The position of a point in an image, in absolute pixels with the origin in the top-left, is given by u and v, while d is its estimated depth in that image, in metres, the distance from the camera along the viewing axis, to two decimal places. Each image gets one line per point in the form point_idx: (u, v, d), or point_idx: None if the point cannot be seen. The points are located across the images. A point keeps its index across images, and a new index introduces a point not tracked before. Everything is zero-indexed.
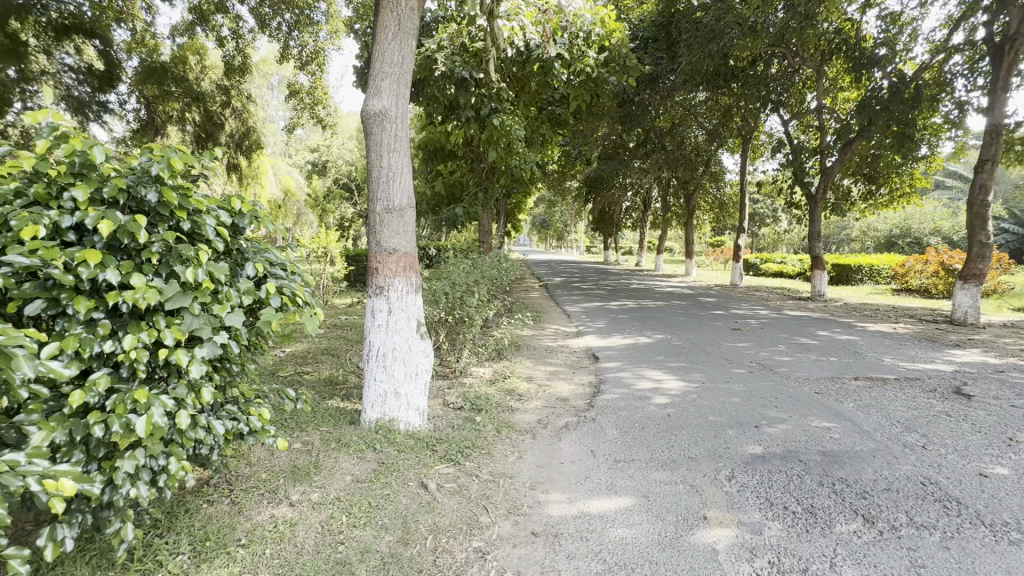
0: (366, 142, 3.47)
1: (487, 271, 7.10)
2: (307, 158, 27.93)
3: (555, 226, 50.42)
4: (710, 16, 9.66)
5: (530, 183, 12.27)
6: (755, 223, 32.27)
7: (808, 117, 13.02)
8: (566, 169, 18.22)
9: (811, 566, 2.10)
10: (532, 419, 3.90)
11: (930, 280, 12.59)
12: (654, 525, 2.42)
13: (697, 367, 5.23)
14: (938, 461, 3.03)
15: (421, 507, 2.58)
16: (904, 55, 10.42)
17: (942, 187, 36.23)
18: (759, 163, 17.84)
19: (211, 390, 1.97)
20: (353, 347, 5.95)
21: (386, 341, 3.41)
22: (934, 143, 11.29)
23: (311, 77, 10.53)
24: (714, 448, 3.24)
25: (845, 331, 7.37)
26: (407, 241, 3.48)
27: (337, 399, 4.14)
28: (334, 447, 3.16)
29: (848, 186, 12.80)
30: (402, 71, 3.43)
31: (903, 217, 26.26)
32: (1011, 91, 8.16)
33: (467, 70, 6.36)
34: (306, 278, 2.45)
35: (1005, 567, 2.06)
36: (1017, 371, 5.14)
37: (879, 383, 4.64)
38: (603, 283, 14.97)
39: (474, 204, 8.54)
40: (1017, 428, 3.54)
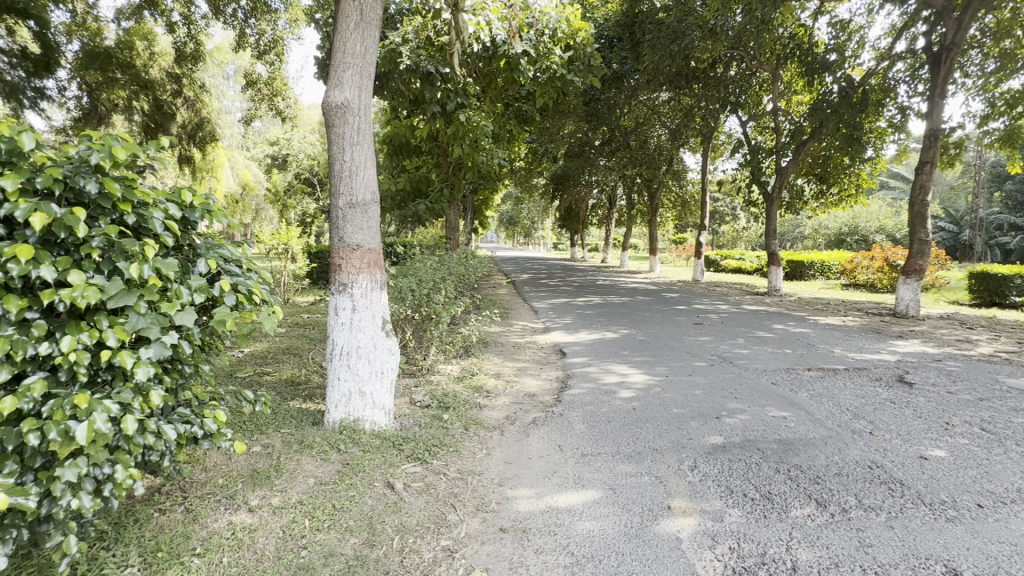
0: (327, 135, 3.37)
1: (454, 268, 7.05)
2: (265, 151, 26.92)
3: (523, 224, 50.66)
4: (671, 17, 9.92)
5: (497, 180, 12.24)
6: (715, 221, 33.38)
7: (764, 119, 13.54)
8: (533, 166, 18.28)
9: (769, 550, 2.18)
10: (500, 416, 3.90)
11: (876, 275, 13.31)
12: (620, 517, 2.46)
13: (661, 360, 5.35)
14: (884, 445, 3.20)
15: (388, 507, 2.54)
16: (852, 61, 10.95)
17: (887, 187, 38.48)
18: (718, 163, 18.41)
19: (161, 393, 1.86)
20: (317, 346, 5.78)
21: (350, 340, 3.33)
22: (878, 145, 11.93)
23: (269, 67, 10.16)
24: (678, 440, 3.32)
25: (799, 324, 7.71)
26: (372, 238, 3.40)
27: (299, 400, 4.01)
28: (296, 449, 3.06)
29: (801, 186, 13.31)
30: (364, 61, 3.34)
31: (851, 216, 27.77)
32: (948, 97, 8.69)
33: (433, 64, 6.25)
34: (263, 275, 2.34)
35: (943, 543, 2.20)
36: (952, 360, 5.51)
37: (830, 373, 4.87)
38: (569, 280, 15.12)
39: (440, 199, 8.43)
40: (953, 413, 3.79)
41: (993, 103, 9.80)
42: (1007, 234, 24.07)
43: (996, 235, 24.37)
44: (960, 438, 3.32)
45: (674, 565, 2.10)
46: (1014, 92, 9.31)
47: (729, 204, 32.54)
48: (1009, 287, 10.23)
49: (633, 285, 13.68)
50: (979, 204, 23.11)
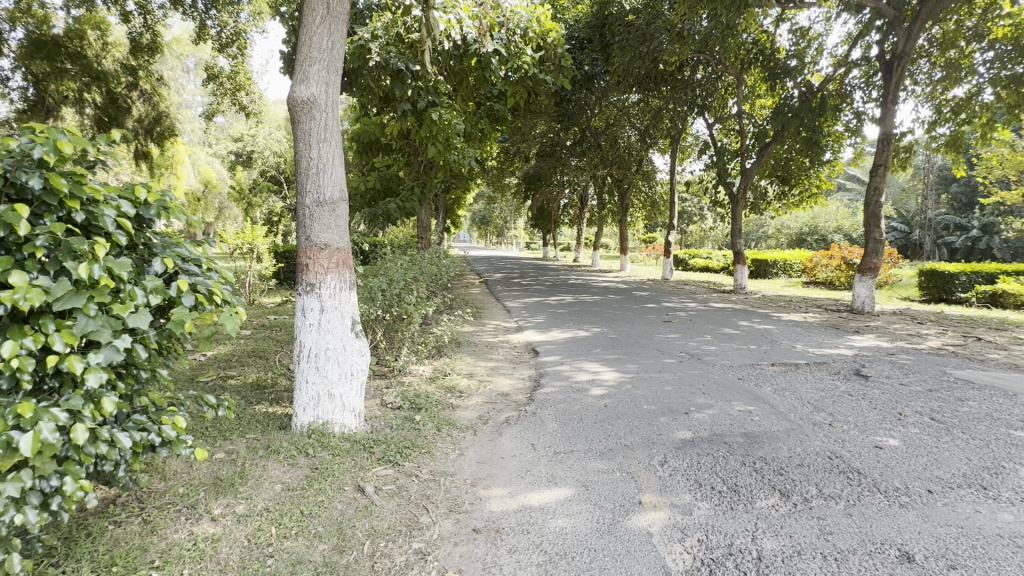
0: (293, 131, 3.27)
1: (425, 267, 6.98)
2: (228, 148, 26.04)
3: (495, 223, 50.69)
4: (641, 20, 10.09)
5: (468, 179, 12.17)
6: (683, 221, 34.17)
7: (729, 122, 13.93)
8: (506, 165, 18.30)
9: (736, 541, 2.24)
10: (473, 415, 3.88)
11: (835, 273, 13.86)
12: (592, 513, 2.48)
13: (632, 358, 5.43)
14: (842, 436, 3.34)
15: (359, 511, 2.49)
16: (812, 67, 11.37)
17: (844, 190, 40.38)
18: (686, 164, 18.83)
19: (115, 400, 1.77)
20: (284, 348, 5.63)
21: (318, 341, 3.25)
22: (836, 148, 12.43)
23: (232, 61, 9.83)
24: (648, 436, 3.38)
25: (763, 321, 7.98)
26: (341, 237, 3.32)
27: (265, 403, 3.89)
28: (261, 455, 2.97)
29: (764, 187, 13.75)
30: (331, 57, 3.27)
31: (811, 216, 28.94)
32: (899, 104, 9.12)
33: (403, 62, 6.16)
34: (224, 275, 2.26)
35: (897, 528, 2.31)
36: (903, 353, 5.81)
37: (792, 367, 5.05)
38: (542, 279, 15.19)
39: (411, 198, 8.32)
40: (905, 404, 3.99)
41: (940, 110, 10.34)
42: (953, 233, 25.56)
43: (943, 235, 25.85)
44: (911, 428, 3.50)
45: (646, 559, 2.13)
46: (958, 100, 9.85)
47: (696, 204, 33.36)
48: (954, 284, 10.85)
49: (604, 284, 13.87)
50: (927, 206, 24.43)
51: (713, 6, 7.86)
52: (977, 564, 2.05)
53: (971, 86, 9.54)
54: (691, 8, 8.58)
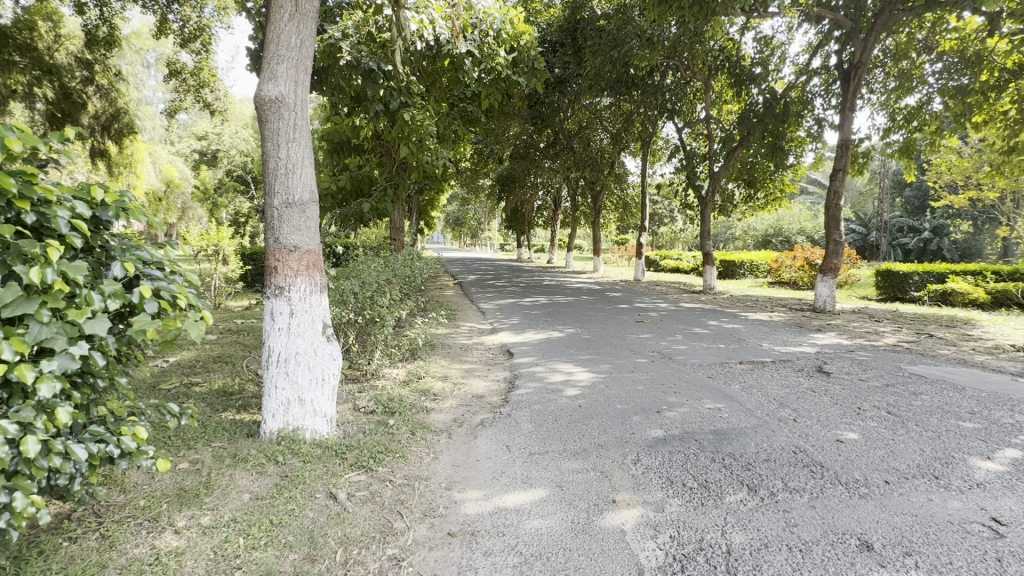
0: (261, 130, 3.19)
1: (399, 269, 6.91)
2: (192, 146, 25.18)
3: (469, 224, 50.55)
4: (612, 25, 10.27)
5: (442, 180, 12.10)
6: (655, 223, 34.85)
7: (697, 126, 14.27)
8: (479, 166, 18.31)
9: (706, 536, 2.29)
10: (447, 418, 3.86)
11: (798, 273, 14.36)
12: (567, 513, 2.50)
13: (605, 358, 5.50)
14: (806, 431, 3.46)
15: (330, 519, 2.44)
16: (775, 74, 11.77)
17: (806, 193, 42.00)
18: (657, 167, 19.19)
19: (70, 411, 1.69)
20: (251, 353, 5.49)
21: (288, 346, 3.18)
22: (799, 153, 12.88)
23: (195, 56, 9.52)
24: (622, 435, 3.43)
25: (731, 320, 8.21)
26: (311, 239, 3.25)
27: (231, 410, 3.78)
28: (228, 464, 2.88)
29: (731, 190, 14.13)
30: (301, 55, 3.20)
31: (776, 218, 29.95)
32: (856, 111, 9.52)
33: (375, 61, 6.09)
34: (189, 278, 2.18)
35: (857, 518, 2.41)
36: (861, 350, 6.07)
37: (758, 365, 5.20)
38: (516, 281, 15.20)
39: (384, 199, 8.17)
40: (864, 399, 4.16)
41: (893, 118, 10.84)
42: (906, 235, 26.87)
43: (898, 236, 27.16)
44: (869, 421, 3.66)
45: (619, 557, 2.16)
46: (910, 109, 10.35)
47: (666, 207, 34.08)
48: (909, 283, 11.42)
49: (578, 285, 13.97)
50: (882, 209, 25.61)
51: (682, 12, 8.06)
52: (930, 550, 2.16)
53: (922, 95, 10.05)
54: (660, 15, 8.78)
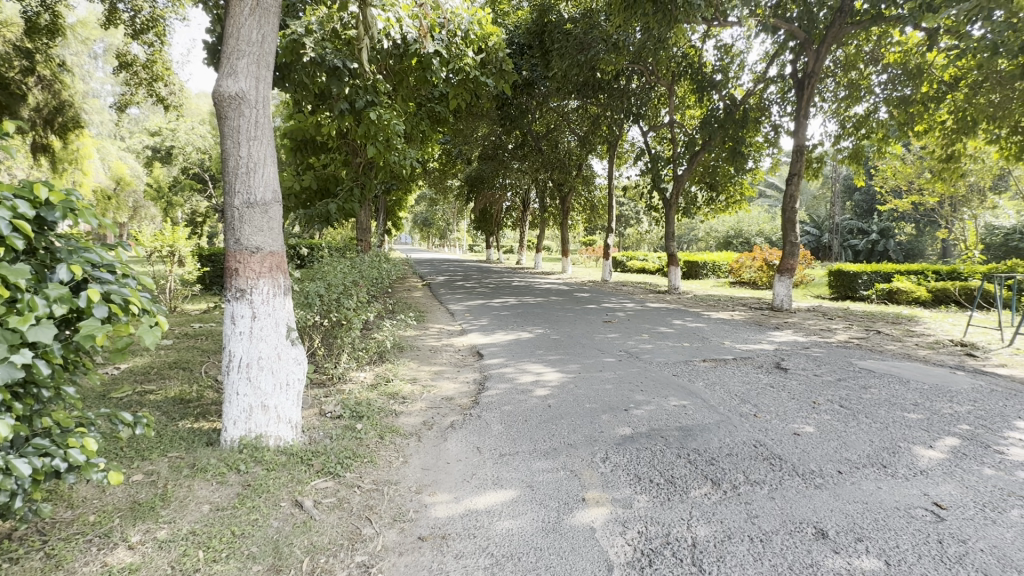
0: (220, 128, 3.08)
1: (366, 271, 6.79)
2: (144, 142, 24.02)
3: (437, 224, 50.11)
4: (579, 29, 10.40)
5: (410, 181, 11.95)
6: (621, 224, 35.53)
7: (661, 130, 14.63)
8: (447, 166, 18.21)
9: (672, 530, 2.35)
10: (416, 421, 3.81)
11: (757, 273, 14.92)
12: (538, 513, 2.52)
13: (574, 358, 5.56)
14: (765, 426, 3.60)
15: (296, 528, 2.38)
16: (735, 81, 12.18)
17: (764, 196, 43.71)
18: (623, 169, 19.54)
19: (11, 423, 1.58)
20: (210, 358, 5.28)
21: (249, 351, 3.08)
22: (757, 158, 13.37)
23: (148, 48, 9.09)
24: (590, 434, 3.47)
25: (695, 319, 8.44)
26: (274, 240, 3.16)
27: (189, 419, 3.62)
28: (186, 474, 2.76)
29: (694, 193, 14.53)
30: (262, 51, 3.11)
31: (736, 220, 31.02)
32: (810, 118, 9.97)
33: (340, 58, 5.98)
34: (142, 281, 2.07)
35: (813, 507, 2.53)
36: (816, 346, 6.36)
37: (721, 363, 5.37)
38: (485, 282, 15.14)
39: (350, 199, 8.01)
40: (819, 393, 4.36)
41: (843, 125, 11.41)
42: (857, 237, 28.30)
43: (848, 238, 28.57)
44: (824, 415, 3.84)
45: (589, 554, 2.20)
46: (859, 117, 10.93)
47: (632, 208, 34.81)
48: (858, 283, 12.06)
49: (547, 286, 14.04)
50: (834, 212, 26.90)
51: (646, 18, 8.24)
52: (879, 535, 2.29)
53: (869, 104, 10.62)
54: (626, 20, 8.95)
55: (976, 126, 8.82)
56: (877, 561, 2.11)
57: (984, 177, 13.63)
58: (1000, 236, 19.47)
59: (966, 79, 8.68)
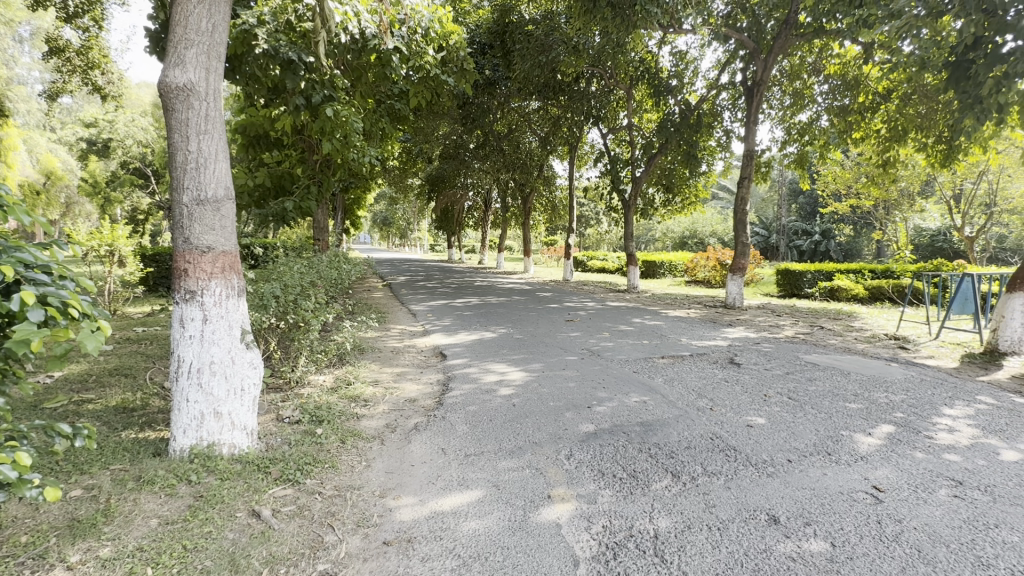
0: (166, 120, 2.92)
1: (325, 271, 6.61)
2: (78, 133, 22.42)
3: (398, 223, 49.32)
4: (539, 32, 10.50)
5: (370, 179, 11.72)
6: (582, 224, 36.17)
7: (620, 133, 14.94)
8: (408, 164, 17.97)
9: (635, 523, 2.42)
10: (379, 424, 3.74)
11: (711, 272, 15.50)
12: (504, 512, 2.53)
13: (537, 357, 5.60)
14: (721, 419, 3.75)
15: (254, 538, 2.29)
16: (689, 87, 12.59)
17: (717, 198, 45.51)
18: (583, 171, 19.86)
19: None
20: (156, 364, 5.00)
21: (201, 355, 2.93)
22: (711, 162, 13.89)
23: (83, 33, 8.49)
24: (555, 431, 3.51)
25: (653, 317, 8.69)
26: (227, 239, 3.03)
27: (133, 429, 3.41)
28: (131, 488, 2.60)
29: (652, 194, 14.92)
30: (212, 42, 2.98)
31: (691, 221, 32.16)
32: (759, 124, 10.42)
33: (295, 52, 5.75)
34: (82, 282, 1.94)
35: (767, 495, 2.66)
36: (766, 342, 6.69)
37: (678, 359, 5.55)
38: (447, 282, 15.02)
39: (307, 198, 7.78)
40: (770, 386, 4.59)
41: (789, 132, 12.04)
42: (802, 237, 29.91)
43: (794, 238, 30.17)
44: (774, 406, 4.04)
45: (555, 550, 2.22)
46: (802, 124, 11.57)
47: (592, 209, 35.39)
48: (803, 281, 12.76)
49: (509, 286, 14.08)
50: (781, 214, 28.33)
51: (605, 23, 8.40)
52: (826, 519, 2.43)
53: (812, 112, 11.26)
54: (586, 24, 9.11)
55: (906, 135, 9.47)
56: (824, 544, 2.24)
57: (914, 183, 14.69)
58: (926, 237, 21.09)
59: (897, 91, 9.33)
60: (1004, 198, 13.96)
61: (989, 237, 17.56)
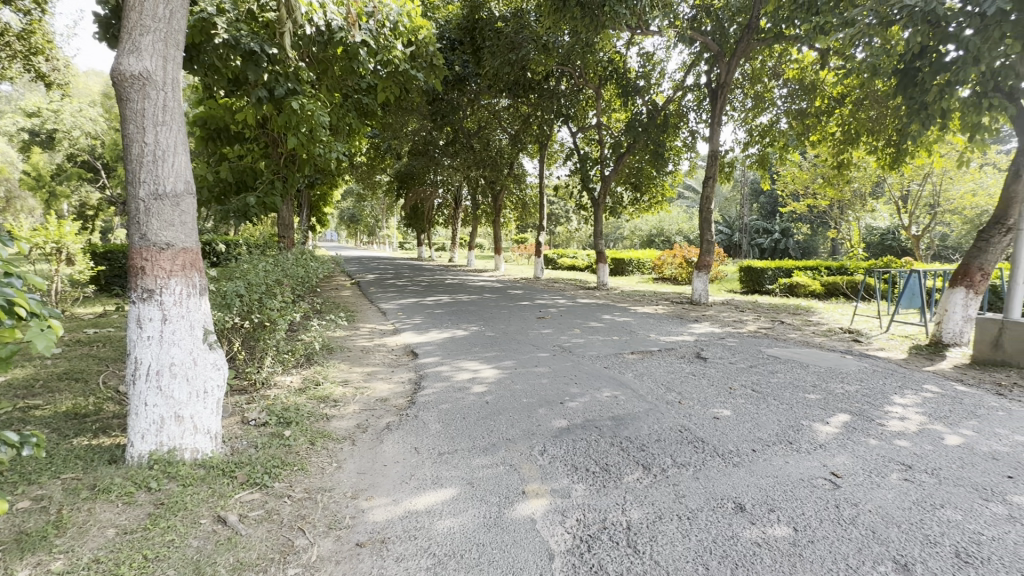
0: (120, 110, 2.78)
1: (290, 268, 6.44)
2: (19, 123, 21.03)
3: (365, 221, 48.44)
4: (509, 29, 10.53)
5: (337, 175, 11.49)
6: (552, 222, 36.47)
7: (589, 131, 15.09)
8: (376, 160, 17.68)
9: (608, 515, 2.46)
10: (350, 425, 3.67)
11: (678, 270, 15.87)
12: (479, 509, 2.53)
13: (509, 354, 5.61)
14: (689, 411, 3.85)
15: (220, 545, 2.21)
16: (656, 88, 12.84)
17: (683, 197, 46.63)
18: (553, 169, 19.99)
19: None
20: (110, 367, 4.75)
21: (160, 356, 2.81)
22: (677, 161, 14.19)
23: (23, 17, 7.97)
24: (528, 428, 3.53)
25: (622, 313, 8.84)
26: (187, 235, 2.90)
27: (86, 435, 3.24)
28: (85, 497, 2.47)
29: (620, 193, 15.14)
30: (170, 29, 2.85)
31: (658, 219, 32.90)
32: (723, 125, 10.71)
33: (257, 43, 5.53)
34: (29, 280, 1.81)
35: (734, 484, 2.75)
36: (730, 336, 6.91)
37: (648, 354, 5.67)
38: (418, 280, 14.85)
39: (271, 193, 7.54)
40: (735, 379, 4.74)
41: (751, 134, 12.45)
42: (763, 236, 31.02)
43: (756, 237, 31.25)
44: (739, 399, 4.18)
45: (531, 545, 2.24)
46: (763, 126, 11.99)
47: (562, 207, 35.66)
48: (764, 278, 13.24)
49: (480, 284, 14.05)
50: (744, 212, 29.31)
51: (574, 23, 8.46)
52: (788, 505, 2.54)
53: (772, 114, 11.66)
54: (555, 23, 9.17)
55: (859, 138, 9.93)
56: (787, 529, 2.33)
57: (866, 183, 15.43)
58: (877, 235, 22.22)
59: (849, 96, 9.74)
60: (947, 198, 14.81)
61: (933, 235, 18.64)
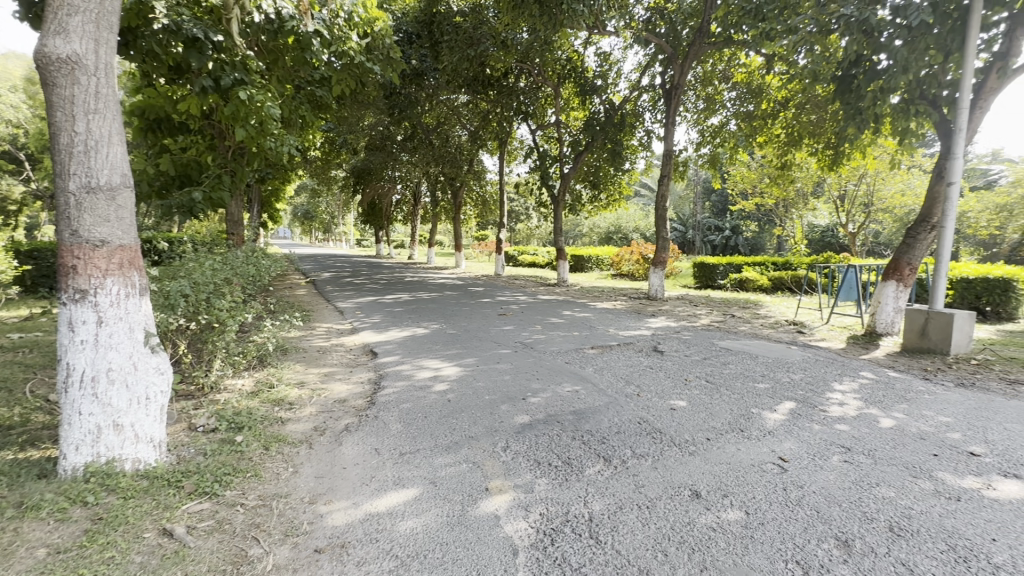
0: (45, 95, 2.56)
1: (240, 267, 6.14)
2: None
3: (320, 217, 46.91)
4: (468, 24, 10.48)
5: (289, 169, 11.06)
6: (512, 219, 36.55)
7: (548, 129, 15.21)
8: (331, 155, 17.15)
9: (571, 508, 2.49)
10: (307, 427, 3.56)
11: (636, 266, 16.24)
12: (441, 508, 2.50)
13: (471, 352, 5.59)
14: (647, 403, 3.96)
15: (166, 559, 2.09)
16: (613, 87, 13.08)
17: (640, 195, 47.84)
18: (513, 166, 20.05)
19: None
20: (38, 375, 4.38)
21: (95, 362, 2.62)
22: (633, 160, 14.51)
23: None
24: (491, 425, 3.53)
25: (582, 309, 8.98)
26: (124, 232, 2.72)
27: (10, 448, 2.98)
28: (10, 516, 2.27)
29: (579, 190, 15.19)
30: (102, 10, 2.65)
31: (616, 217, 33.57)
32: (677, 125, 11.04)
33: (200, 28, 5.23)
34: None
35: (690, 472, 2.85)
36: (685, 330, 7.16)
37: (607, 349, 5.79)
38: (376, 278, 14.54)
39: (219, 187, 7.07)
40: (690, 371, 4.91)
41: (703, 134, 12.90)
42: (715, 233, 32.28)
43: (709, 234, 32.47)
44: (694, 390, 4.34)
45: (495, 542, 2.24)
46: (714, 127, 12.44)
47: (522, 205, 35.78)
48: (716, 272, 13.59)
49: (440, 281, 13.90)
50: (697, 210, 30.40)
51: (533, 20, 8.50)
52: (740, 489, 2.66)
53: (721, 116, 12.14)
54: (514, 19, 9.17)
55: (802, 141, 10.43)
56: (739, 513, 2.44)
57: (808, 183, 16.33)
58: (818, 232, 23.57)
59: (793, 100, 10.21)
60: (880, 198, 15.83)
61: (867, 233, 19.96)
